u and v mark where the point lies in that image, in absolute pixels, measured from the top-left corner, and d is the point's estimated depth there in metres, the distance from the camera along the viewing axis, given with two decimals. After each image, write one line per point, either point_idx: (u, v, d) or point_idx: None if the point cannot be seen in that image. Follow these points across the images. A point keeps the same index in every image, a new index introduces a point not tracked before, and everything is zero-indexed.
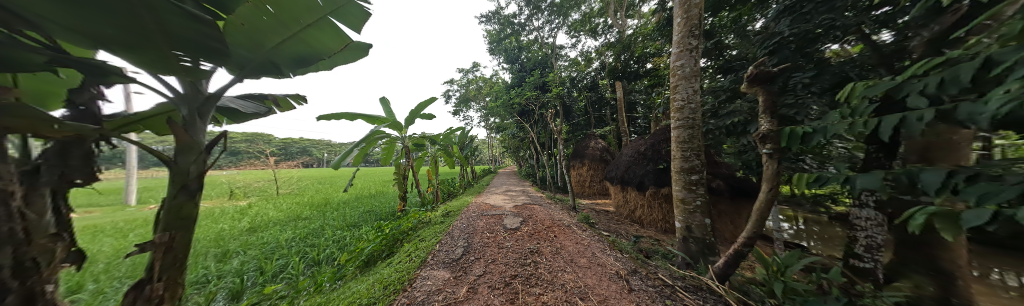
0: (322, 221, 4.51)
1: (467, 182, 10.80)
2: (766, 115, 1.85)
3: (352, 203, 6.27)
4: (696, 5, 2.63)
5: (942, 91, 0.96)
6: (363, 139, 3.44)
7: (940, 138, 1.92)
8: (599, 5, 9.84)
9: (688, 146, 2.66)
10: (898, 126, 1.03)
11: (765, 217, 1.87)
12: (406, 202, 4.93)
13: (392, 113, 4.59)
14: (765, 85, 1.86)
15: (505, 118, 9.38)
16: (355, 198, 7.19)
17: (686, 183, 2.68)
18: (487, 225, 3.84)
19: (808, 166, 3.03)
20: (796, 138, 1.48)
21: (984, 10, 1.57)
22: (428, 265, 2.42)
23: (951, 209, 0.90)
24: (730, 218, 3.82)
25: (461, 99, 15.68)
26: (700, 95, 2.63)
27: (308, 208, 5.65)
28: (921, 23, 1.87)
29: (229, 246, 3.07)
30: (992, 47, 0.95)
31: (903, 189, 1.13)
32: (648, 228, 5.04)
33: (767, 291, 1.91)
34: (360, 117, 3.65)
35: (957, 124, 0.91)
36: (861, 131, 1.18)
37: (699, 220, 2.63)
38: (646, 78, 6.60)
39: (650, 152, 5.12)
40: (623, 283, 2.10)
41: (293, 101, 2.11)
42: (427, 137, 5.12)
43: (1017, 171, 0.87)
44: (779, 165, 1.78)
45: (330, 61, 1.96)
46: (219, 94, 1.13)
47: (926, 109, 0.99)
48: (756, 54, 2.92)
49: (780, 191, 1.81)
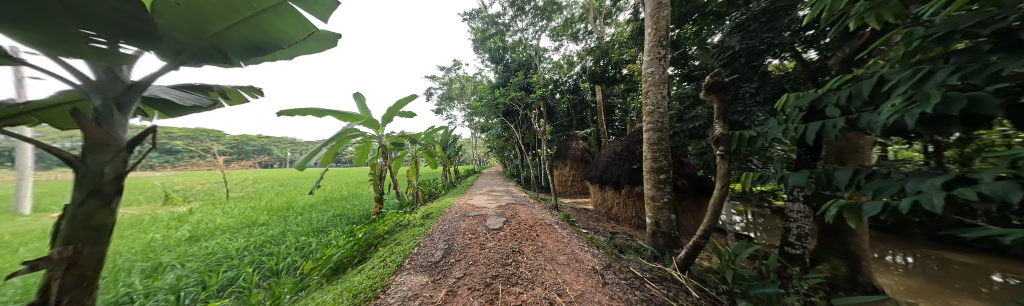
0: (283, 227, 4.09)
1: (449, 183, 10.55)
2: (720, 120, 2.05)
3: (320, 207, 5.78)
4: (664, 18, 2.84)
5: (850, 103, 1.14)
6: (333, 137, 3.19)
7: (851, 143, 2.31)
8: (579, 11, 10.25)
9: (657, 147, 2.87)
10: (818, 132, 1.22)
11: (718, 212, 2.08)
12: (382, 205, 4.69)
13: (367, 110, 4.31)
14: (719, 93, 2.07)
15: (489, 118, 9.33)
16: (324, 201, 6.63)
17: (655, 182, 2.88)
18: (468, 226, 3.79)
19: (755, 165, 3.43)
20: (744, 141, 1.66)
21: (881, 36, 1.91)
22: (404, 270, 2.33)
23: (855, 202, 1.08)
24: (693, 213, 4.19)
25: (444, 97, 15.33)
26: (668, 100, 2.86)
27: (267, 213, 5.08)
28: (837, 45, 2.21)
29: (162, 259, 2.64)
30: (883, 67, 1.15)
31: (823, 186, 1.33)
32: (623, 224, 5.35)
33: (721, 278, 2.12)
34: (330, 113, 3.38)
35: (860, 130, 1.10)
36: (792, 135, 1.37)
37: (666, 216, 2.85)
38: (622, 83, 7.01)
39: (626, 153, 5.44)
40: (598, 278, 2.20)
41: (245, 94, 1.88)
42: (406, 137, 4.91)
43: (899, 171, 1.07)
44: (730, 165, 1.98)
45: (292, 50, 1.80)
46: (146, 83, 0.98)
47: (840, 118, 1.17)
48: (713, 64, 3.24)
49: (730, 188, 2.02)
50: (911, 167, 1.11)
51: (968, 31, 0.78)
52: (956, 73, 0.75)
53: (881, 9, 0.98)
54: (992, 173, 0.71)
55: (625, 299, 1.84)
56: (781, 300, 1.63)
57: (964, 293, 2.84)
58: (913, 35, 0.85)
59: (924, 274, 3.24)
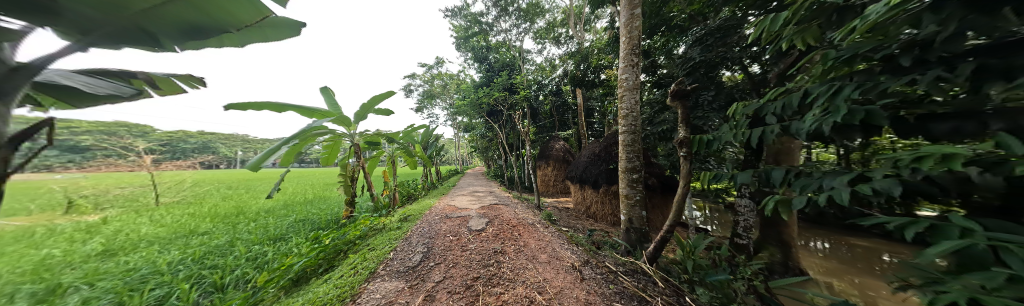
0: (231, 235, 3.60)
1: (429, 184, 10.15)
2: (684, 124, 2.24)
3: (279, 212, 5.19)
4: (636, 28, 3.04)
5: (785, 113, 1.32)
6: (296, 134, 2.90)
7: (784, 147, 2.69)
8: (561, 16, 10.57)
9: (631, 149, 3.06)
10: (759, 136, 1.39)
11: (681, 209, 2.28)
12: (353, 208, 4.37)
13: (337, 106, 3.98)
14: (682, 100, 2.28)
15: (472, 118, 9.18)
16: (284, 206, 5.97)
17: (629, 181, 3.07)
18: (450, 228, 3.69)
19: (712, 165, 3.83)
20: (702, 144, 1.83)
21: (806, 56, 2.25)
22: (378, 277, 2.19)
23: (786, 197, 1.25)
24: (661, 210, 4.54)
25: (425, 95, 14.78)
26: (640, 105, 3.06)
27: (211, 220, 4.43)
28: (774, 62, 2.58)
29: (61, 279, 2.14)
30: (807, 82, 1.35)
31: (762, 183, 1.52)
32: (600, 222, 5.63)
33: (683, 268, 2.34)
34: (291, 109, 3.06)
35: (791, 136, 1.28)
36: (741, 139, 1.54)
37: (638, 212, 3.05)
38: (601, 88, 7.37)
39: (604, 154, 5.73)
40: (576, 274, 2.28)
41: (181, 83, 1.63)
42: (382, 136, 4.64)
43: (818, 170, 1.27)
44: (691, 165, 2.18)
45: (242, 36, 1.61)
46: (34, 66, 0.80)
47: (777, 125, 1.34)
48: (678, 73, 3.55)
49: (691, 186, 2.23)
50: (827, 167, 1.32)
51: (865, 55, 0.95)
52: (856, 89, 0.91)
53: (806, 33, 1.16)
54: (880, 172, 0.87)
55: (601, 293, 1.94)
56: (730, 285, 1.85)
57: (864, 270, 3.46)
58: (828, 56, 1.00)
59: (836, 257, 3.89)
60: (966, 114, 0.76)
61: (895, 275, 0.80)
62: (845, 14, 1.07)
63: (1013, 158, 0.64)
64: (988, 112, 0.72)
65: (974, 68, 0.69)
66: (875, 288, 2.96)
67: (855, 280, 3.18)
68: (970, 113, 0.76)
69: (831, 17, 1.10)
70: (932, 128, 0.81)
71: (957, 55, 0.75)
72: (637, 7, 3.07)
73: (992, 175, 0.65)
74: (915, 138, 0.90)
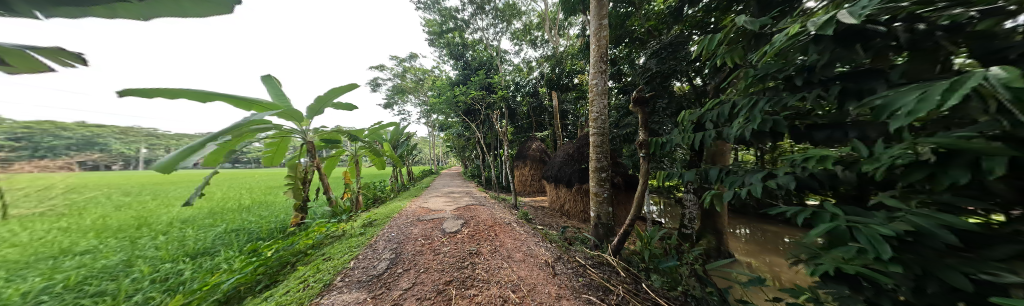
0: (130, 253, 2.87)
1: (400, 185, 9.51)
2: (644, 128, 2.47)
3: (202, 222, 4.31)
4: (604, 37, 3.27)
5: (721, 120, 1.53)
6: (230, 129, 2.45)
7: (718, 149, 3.16)
8: (537, 20, 10.87)
9: (600, 150, 3.28)
10: (701, 140, 1.59)
11: (641, 205, 2.50)
12: (305, 214, 3.86)
13: (286, 98, 3.48)
14: (642, 106, 2.51)
15: (447, 116, 8.84)
16: (212, 215, 4.98)
17: (597, 180, 3.28)
18: (422, 231, 3.50)
19: (666, 165, 4.33)
20: (659, 146, 2.02)
21: (734, 72, 2.68)
22: (335, 289, 1.97)
23: (720, 192, 1.45)
24: (625, 206, 4.96)
25: (395, 90, 13.79)
26: (608, 110, 3.30)
27: (97, 235, 3.45)
28: (712, 76, 3.02)
29: None
30: (734, 95, 1.61)
31: (704, 180, 1.74)
32: (572, 219, 5.92)
33: (641, 258, 2.59)
34: (221, 98, 2.58)
35: (724, 140, 1.49)
36: (689, 142, 1.74)
37: (605, 209, 3.29)
38: (574, 91, 7.76)
39: (577, 154, 6.03)
40: (549, 270, 2.35)
41: (47, 57, 1.25)
42: (343, 132, 4.20)
43: (742, 169, 1.50)
44: (649, 165, 2.42)
45: (146, 6, 1.31)
46: None
47: (715, 131, 1.55)
48: (638, 82, 3.90)
49: (649, 184, 2.47)
50: (749, 166, 1.58)
51: (773, 75, 1.15)
52: (768, 102, 1.10)
53: (734, 53, 1.37)
54: (782, 170, 1.07)
55: (571, 287, 2.04)
56: (677, 270, 2.10)
57: (772, 250, 4.26)
58: (749, 73, 1.20)
59: (754, 241, 4.71)
60: (836, 124, 0.97)
61: (791, 253, 0.99)
62: (760, 40, 1.30)
63: (861, 158, 0.84)
64: (848, 123, 0.94)
65: (840, 90, 0.89)
66: (779, 264, 3.68)
67: (767, 259, 3.89)
68: (838, 125, 0.97)
69: (751, 41, 1.32)
70: (815, 136, 1.03)
71: (830, 79, 0.95)
72: (604, 18, 3.30)
73: (850, 171, 0.85)
74: (804, 143, 1.13)
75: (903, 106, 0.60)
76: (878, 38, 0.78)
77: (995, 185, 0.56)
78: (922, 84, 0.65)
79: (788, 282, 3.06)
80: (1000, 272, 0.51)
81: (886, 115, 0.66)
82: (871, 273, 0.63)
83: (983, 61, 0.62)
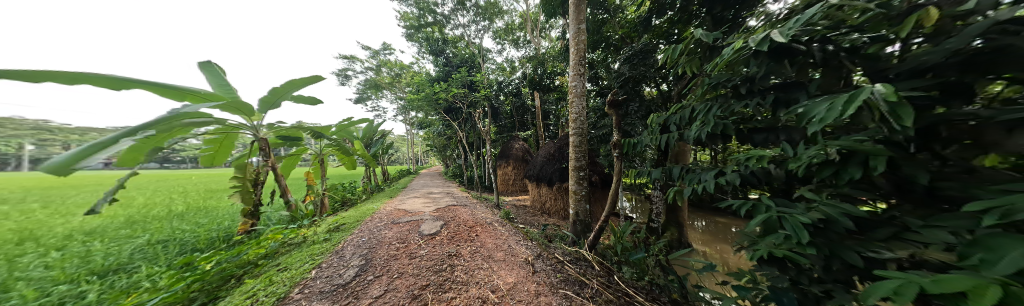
0: (5, 274, 2.27)
1: (374, 186, 8.92)
2: (618, 130, 2.61)
3: (116, 234, 3.56)
4: (582, 42, 3.39)
5: (682, 124, 1.67)
6: (157, 122, 2.07)
7: (680, 150, 3.50)
8: (519, 20, 10.94)
9: (579, 149, 3.41)
10: (665, 142, 1.72)
11: (614, 202, 2.65)
12: (255, 221, 3.41)
13: (230, 88, 3.04)
14: (616, 109, 2.65)
15: (427, 114, 8.51)
16: (131, 225, 4.15)
17: (576, 179, 3.40)
18: (397, 234, 3.32)
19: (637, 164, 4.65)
20: (630, 146, 2.14)
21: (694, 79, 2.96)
22: (292, 302, 1.78)
23: (682, 189, 1.58)
24: (601, 203, 5.24)
25: (369, 85, 12.89)
26: (586, 111, 3.43)
27: None
28: (676, 83, 3.32)
29: None
30: (692, 101, 1.78)
31: (669, 178, 1.88)
32: (553, 217, 6.08)
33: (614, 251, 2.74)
34: (142, 86, 2.16)
35: (685, 141, 1.63)
36: (656, 144, 1.87)
37: (583, 206, 3.42)
38: (555, 92, 7.97)
39: (558, 154, 6.22)
40: (529, 268, 2.38)
41: None
42: (306, 129, 3.81)
43: (699, 168, 1.66)
44: (622, 164, 2.56)
45: None
46: None
47: (677, 133, 1.69)
48: (613, 86, 4.13)
49: (622, 182, 2.61)
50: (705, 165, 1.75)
51: (724, 84, 1.29)
52: (719, 108, 1.23)
53: (693, 63, 1.51)
54: (731, 169, 1.20)
55: (549, 283, 2.08)
56: (644, 261, 2.26)
57: (722, 239, 4.82)
58: (705, 82, 1.33)
59: (708, 231, 5.29)
60: (771, 128, 1.12)
61: (736, 241, 1.12)
62: (714, 52, 1.45)
63: (789, 158, 0.98)
64: (779, 128, 1.09)
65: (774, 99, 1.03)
66: (727, 251, 4.19)
67: (717, 247, 4.40)
68: (772, 129, 1.12)
69: (707, 53, 1.46)
70: (755, 138, 1.17)
71: (767, 89, 1.09)
72: (582, 23, 3.43)
73: (781, 169, 0.99)
74: (747, 144, 1.28)
75: (818, 114, 0.71)
76: (800, 55, 0.91)
77: (878, 179, 0.69)
78: (831, 95, 0.78)
79: (734, 266, 3.49)
80: (880, 250, 0.63)
81: (806, 121, 0.77)
82: (794, 256, 0.74)
83: (872, 78, 0.76)
